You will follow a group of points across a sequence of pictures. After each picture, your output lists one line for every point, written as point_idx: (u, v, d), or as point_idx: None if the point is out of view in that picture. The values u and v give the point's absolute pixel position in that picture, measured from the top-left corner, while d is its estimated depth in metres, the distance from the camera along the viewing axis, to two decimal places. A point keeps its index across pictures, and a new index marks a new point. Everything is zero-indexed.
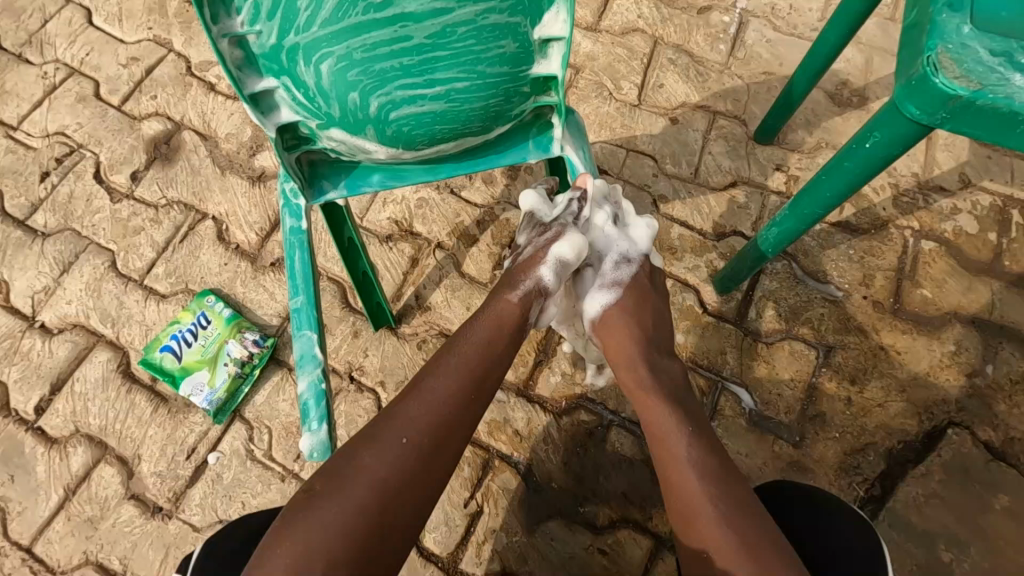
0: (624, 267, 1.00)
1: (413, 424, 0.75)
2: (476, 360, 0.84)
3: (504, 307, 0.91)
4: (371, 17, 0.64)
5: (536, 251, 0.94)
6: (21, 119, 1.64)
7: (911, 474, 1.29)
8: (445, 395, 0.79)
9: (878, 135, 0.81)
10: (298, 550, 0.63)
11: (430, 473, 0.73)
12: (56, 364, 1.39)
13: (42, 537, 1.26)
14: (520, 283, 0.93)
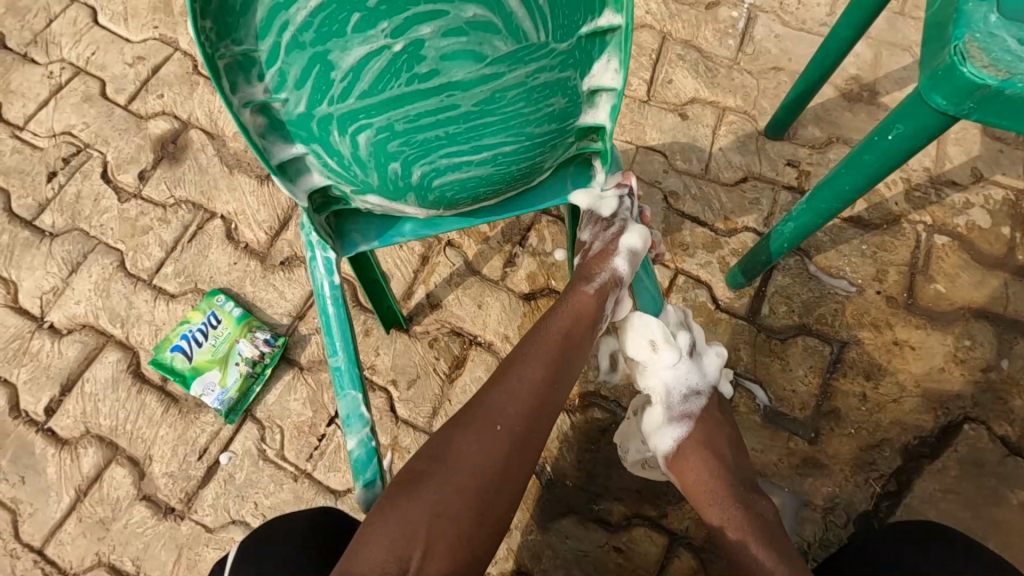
0: (694, 400, 1.05)
1: (503, 412, 0.83)
2: (557, 348, 0.89)
3: (582, 299, 0.92)
4: (416, 86, 0.64)
5: (605, 247, 0.93)
6: (27, 119, 1.63)
7: (927, 469, 1.29)
8: (530, 387, 0.85)
9: (901, 127, 0.80)
10: (409, 524, 0.74)
11: (520, 462, 0.82)
12: (65, 364, 1.38)
13: (54, 539, 1.25)
14: (596, 276, 0.93)
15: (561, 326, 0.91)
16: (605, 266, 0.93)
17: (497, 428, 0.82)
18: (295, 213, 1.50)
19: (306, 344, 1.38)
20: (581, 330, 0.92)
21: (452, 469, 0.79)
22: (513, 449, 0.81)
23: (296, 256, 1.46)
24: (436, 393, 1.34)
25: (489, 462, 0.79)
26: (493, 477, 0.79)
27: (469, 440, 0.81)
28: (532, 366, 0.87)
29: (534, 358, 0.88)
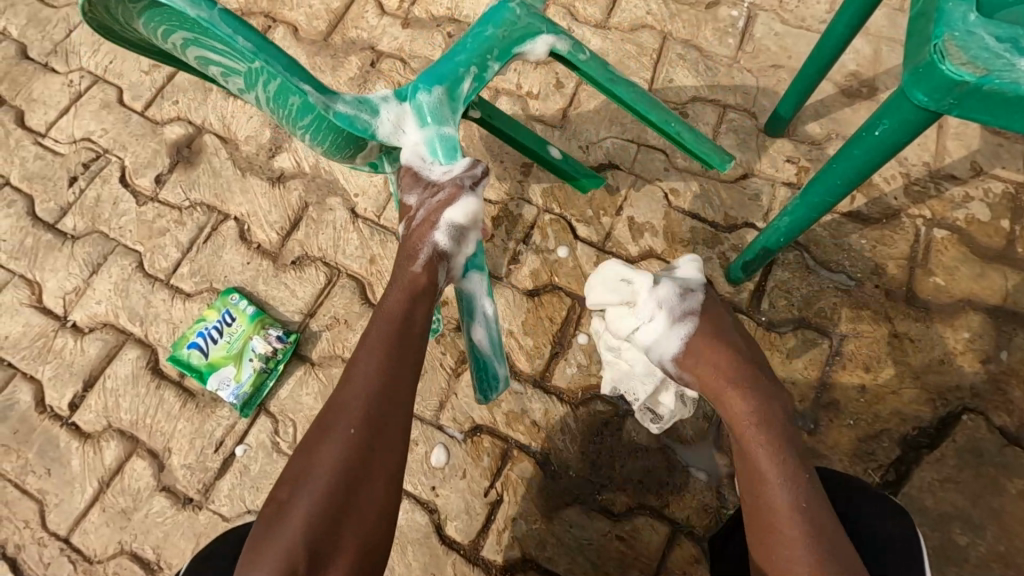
0: (690, 297, 1.06)
1: (350, 412, 0.86)
2: (391, 333, 0.93)
3: (413, 274, 0.97)
4: (239, 90, 0.87)
5: (428, 216, 0.97)
6: (49, 126, 1.69)
7: (926, 459, 1.30)
8: (373, 374, 0.89)
9: (887, 122, 0.83)
10: (280, 555, 0.76)
11: (376, 452, 0.85)
12: (88, 362, 1.43)
13: (78, 528, 1.30)
14: (419, 252, 0.98)
15: (392, 311, 0.95)
16: (424, 242, 0.98)
17: (349, 430, 0.85)
18: (305, 214, 1.55)
19: (317, 340, 1.43)
20: (411, 308, 0.96)
21: (312, 484, 0.81)
22: (367, 443, 0.84)
23: (307, 255, 1.51)
24: (442, 387, 1.38)
25: (347, 461, 0.83)
26: (354, 474, 0.82)
27: (327, 450, 0.84)
28: (369, 356, 0.91)
29: (371, 349, 0.92)
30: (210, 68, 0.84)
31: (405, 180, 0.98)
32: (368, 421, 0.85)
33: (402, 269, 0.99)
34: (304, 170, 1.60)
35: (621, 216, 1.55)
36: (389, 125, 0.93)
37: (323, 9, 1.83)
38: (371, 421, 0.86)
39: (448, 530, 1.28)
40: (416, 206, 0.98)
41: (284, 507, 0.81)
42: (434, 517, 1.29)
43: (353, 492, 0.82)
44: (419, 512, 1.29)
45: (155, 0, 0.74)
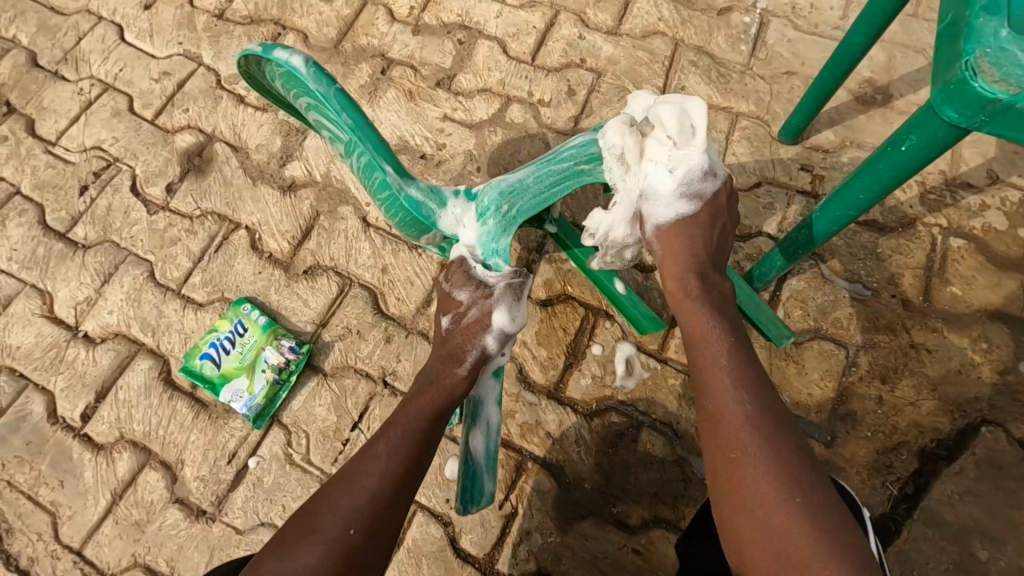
0: (710, 181, 1.06)
1: (353, 511, 0.84)
2: (411, 438, 0.95)
3: (450, 379, 1.05)
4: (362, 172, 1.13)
5: (480, 318, 1.09)
6: (59, 135, 1.69)
7: (945, 472, 1.29)
8: (382, 475, 0.89)
9: (915, 138, 0.82)
10: None
11: (366, 561, 0.82)
12: (100, 372, 1.43)
13: (92, 540, 1.30)
14: (466, 355, 1.08)
15: (419, 409, 1.00)
16: (473, 344, 1.08)
17: (348, 531, 0.82)
18: (317, 223, 1.54)
19: (330, 351, 1.42)
20: (436, 413, 1.01)
21: None
22: (364, 548, 0.82)
23: (318, 264, 1.50)
24: None
25: (337, 563, 0.79)
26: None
27: (320, 539, 0.80)
28: (392, 449, 0.92)
29: (391, 443, 0.93)
30: (324, 131, 1.06)
31: (457, 277, 1.11)
32: (375, 519, 0.84)
33: (444, 367, 1.06)
34: (315, 179, 1.59)
35: None
36: (451, 217, 1.10)
37: (333, 15, 1.82)
38: (378, 522, 0.85)
39: (463, 543, 1.27)
40: (468, 303, 1.10)
41: None
42: (449, 530, 1.28)
43: None
44: (434, 525, 1.29)
45: (292, 74, 0.98)
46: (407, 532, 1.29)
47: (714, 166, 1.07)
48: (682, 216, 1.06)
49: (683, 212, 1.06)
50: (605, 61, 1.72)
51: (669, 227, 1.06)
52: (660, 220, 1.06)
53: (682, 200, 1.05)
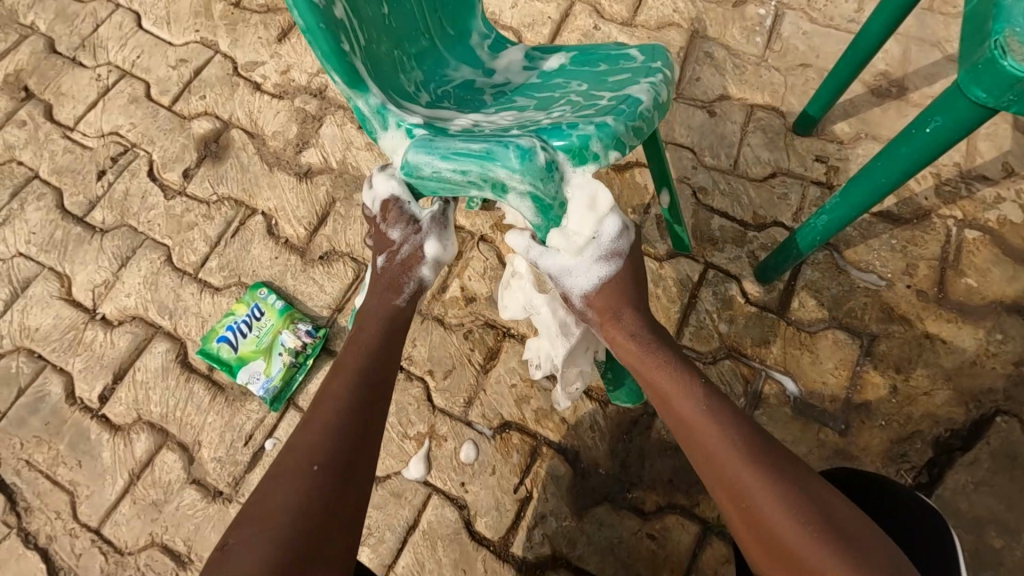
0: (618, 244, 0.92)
1: (313, 449, 0.78)
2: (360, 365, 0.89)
3: (391, 305, 0.97)
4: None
5: (414, 251, 0.98)
6: (77, 120, 1.70)
7: (959, 461, 1.29)
8: (335, 408, 0.83)
9: (940, 120, 0.83)
10: None
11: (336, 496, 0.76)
12: (118, 354, 1.44)
13: (109, 519, 1.31)
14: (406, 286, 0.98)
15: (371, 343, 0.93)
16: (412, 276, 0.98)
17: (315, 467, 0.77)
18: (333, 209, 1.55)
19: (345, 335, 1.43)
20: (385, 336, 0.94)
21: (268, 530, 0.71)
22: (333, 488, 0.76)
23: (334, 250, 1.51)
24: (471, 383, 1.38)
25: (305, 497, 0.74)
26: (330, 517, 0.74)
27: (285, 491, 0.74)
28: (342, 385, 0.86)
29: (343, 380, 0.87)
30: None
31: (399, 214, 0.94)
32: (341, 456, 0.78)
33: (381, 299, 0.97)
34: (331, 166, 1.60)
35: (649, 214, 1.55)
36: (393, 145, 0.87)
37: None
38: (346, 448, 0.80)
39: (477, 527, 1.28)
40: (399, 241, 0.97)
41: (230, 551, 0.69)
42: (464, 513, 1.29)
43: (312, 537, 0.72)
44: (449, 508, 1.29)
45: None
46: (423, 515, 1.30)
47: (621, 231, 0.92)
48: (601, 280, 0.92)
49: (604, 274, 0.92)
50: None
51: (596, 292, 0.93)
52: (585, 289, 0.93)
53: (599, 261, 0.92)
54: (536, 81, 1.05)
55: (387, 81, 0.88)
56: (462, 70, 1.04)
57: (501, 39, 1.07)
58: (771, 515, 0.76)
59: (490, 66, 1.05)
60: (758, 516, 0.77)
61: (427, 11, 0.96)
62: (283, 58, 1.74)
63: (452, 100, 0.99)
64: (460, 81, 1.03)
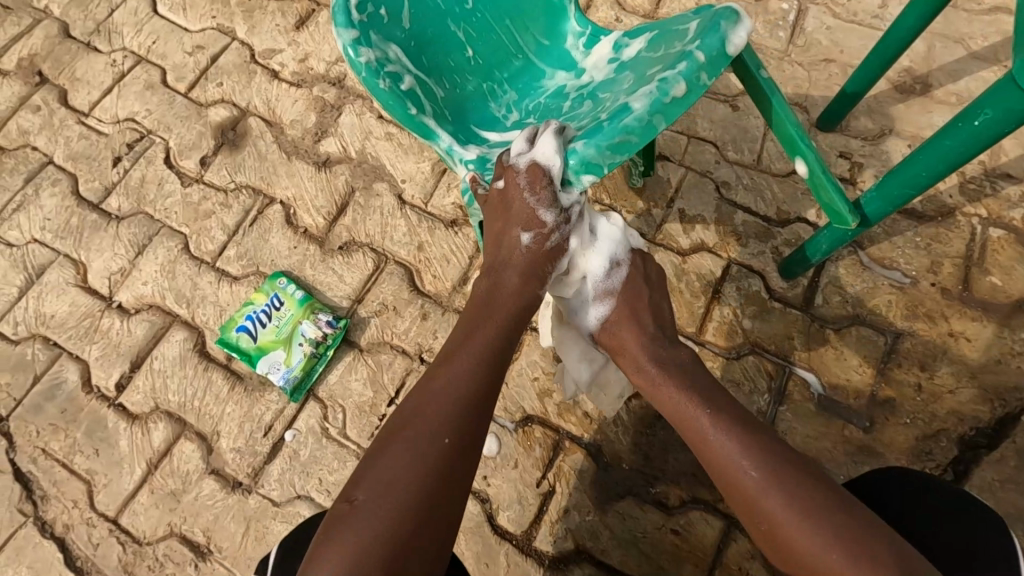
0: (614, 273, 1.04)
1: (439, 426, 0.84)
2: (488, 354, 0.93)
3: (527, 297, 0.99)
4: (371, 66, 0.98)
5: (560, 241, 0.99)
6: (92, 106, 1.68)
7: (985, 459, 1.29)
8: (459, 392, 0.88)
9: (989, 112, 0.84)
10: (352, 551, 0.73)
11: (452, 474, 0.81)
12: (135, 343, 1.42)
13: (127, 509, 1.29)
14: (548, 274, 1.00)
15: (495, 331, 0.96)
16: (554, 266, 1.00)
17: (445, 441, 0.83)
18: (352, 199, 1.53)
19: (365, 326, 1.41)
20: (512, 325, 0.98)
21: (391, 493, 0.78)
22: (454, 461, 0.82)
23: (354, 241, 1.50)
24: None
25: (429, 471, 0.80)
26: (446, 492, 0.80)
27: (414, 458, 0.80)
28: (468, 369, 0.91)
29: (466, 364, 0.91)
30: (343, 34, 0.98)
31: (545, 196, 0.94)
32: (467, 437, 0.84)
33: (507, 276, 0.99)
34: (351, 155, 1.58)
35: (672, 209, 1.54)
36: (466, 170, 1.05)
37: None
38: (467, 433, 0.85)
39: (499, 520, 1.27)
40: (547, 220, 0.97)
41: (356, 508, 0.77)
42: (486, 506, 1.28)
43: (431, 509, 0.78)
44: (471, 501, 1.29)
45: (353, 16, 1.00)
46: None
47: (615, 258, 1.04)
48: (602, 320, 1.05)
49: (603, 312, 1.05)
50: None
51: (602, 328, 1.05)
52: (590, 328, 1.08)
53: (598, 299, 1.05)
54: (616, 71, 1.08)
55: (470, 115, 1.09)
56: (558, 76, 1.14)
57: (597, 32, 1.13)
58: (772, 519, 0.79)
59: (581, 65, 1.13)
60: (772, 529, 0.79)
61: (513, 38, 1.13)
62: (301, 46, 1.72)
63: (539, 111, 1.11)
64: (553, 87, 1.14)
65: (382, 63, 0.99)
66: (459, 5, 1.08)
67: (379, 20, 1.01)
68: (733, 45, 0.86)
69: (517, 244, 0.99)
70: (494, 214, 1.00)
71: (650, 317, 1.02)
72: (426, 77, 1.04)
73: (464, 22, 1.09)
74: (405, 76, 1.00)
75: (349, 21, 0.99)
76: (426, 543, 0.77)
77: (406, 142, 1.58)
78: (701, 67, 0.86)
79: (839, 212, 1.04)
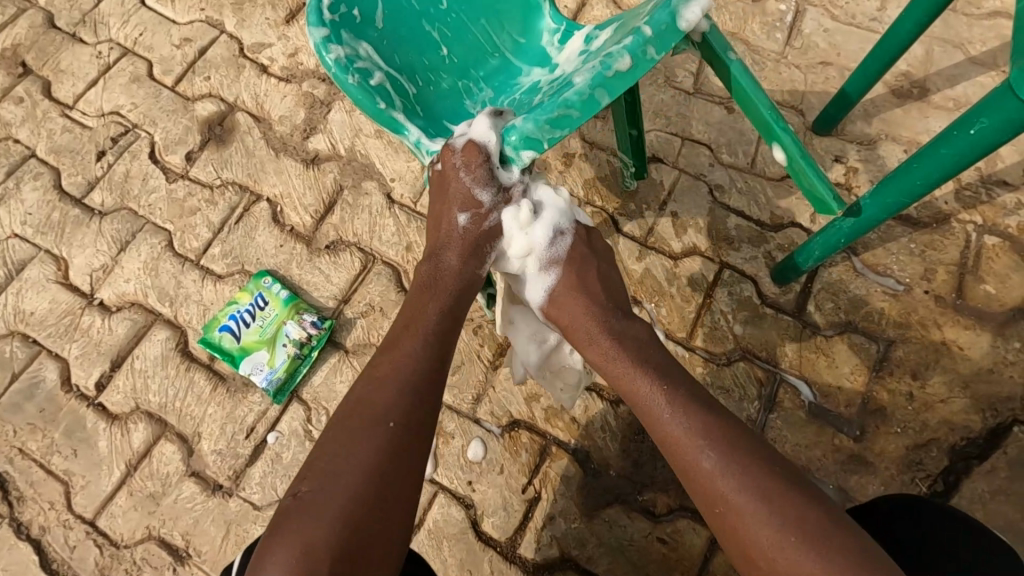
0: (560, 241, 1.02)
1: (389, 407, 0.83)
2: (431, 333, 0.92)
3: (469, 273, 0.98)
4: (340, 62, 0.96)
5: (495, 222, 1.00)
6: (77, 99, 1.65)
7: (977, 470, 1.27)
8: (405, 373, 0.87)
9: (987, 120, 0.82)
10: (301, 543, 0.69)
11: (404, 455, 0.79)
12: (116, 341, 1.40)
13: (105, 511, 1.27)
14: (490, 254, 1.00)
15: (436, 311, 0.94)
16: (496, 248, 1.00)
17: (391, 423, 0.81)
18: (340, 197, 1.51)
19: (352, 327, 1.39)
20: (457, 305, 0.97)
21: (341, 480, 0.75)
22: (406, 443, 0.80)
23: (341, 240, 1.47)
24: (480, 379, 1.35)
25: (381, 456, 0.78)
26: (397, 474, 0.78)
27: (364, 445, 0.78)
28: (413, 349, 0.90)
29: (410, 345, 0.90)
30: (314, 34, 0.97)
31: (481, 173, 0.96)
32: (413, 414, 0.83)
33: (445, 260, 0.99)
34: (339, 153, 1.55)
35: (665, 211, 1.52)
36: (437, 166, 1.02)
37: None
38: (417, 412, 0.84)
39: (484, 527, 1.25)
40: (488, 204, 0.99)
41: (304, 500, 0.74)
42: (471, 512, 1.26)
43: (385, 493, 0.76)
44: (456, 506, 1.27)
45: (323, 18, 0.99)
46: (429, 513, 1.27)
47: (558, 224, 1.02)
48: (549, 292, 1.01)
49: (550, 282, 1.01)
50: None
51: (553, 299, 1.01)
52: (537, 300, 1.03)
53: (543, 271, 1.01)
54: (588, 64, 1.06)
55: (445, 111, 1.07)
56: (534, 72, 1.12)
57: (572, 28, 1.12)
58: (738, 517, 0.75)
59: (555, 60, 1.12)
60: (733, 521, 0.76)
61: (489, 38, 1.12)
62: (291, 40, 1.69)
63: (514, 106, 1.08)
64: (529, 83, 1.11)
65: (353, 60, 0.96)
66: (433, 7, 1.08)
67: (352, 20, 1.01)
68: (685, 20, 0.87)
69: (456, 225, 1.00)
70: (435, 197, 1.01)
71: (599, 287, 1.00)
72: (398, 74, 1.03)
73: (439, 23, 1.09)
74: (376, 72, 0.98)
75: (321, 20, 0.97)
76: (383, 529, 0.74)
77: (396, 140, 1.56)
78: (649, 41, 0.87)
79: (824, 201, 1.00)
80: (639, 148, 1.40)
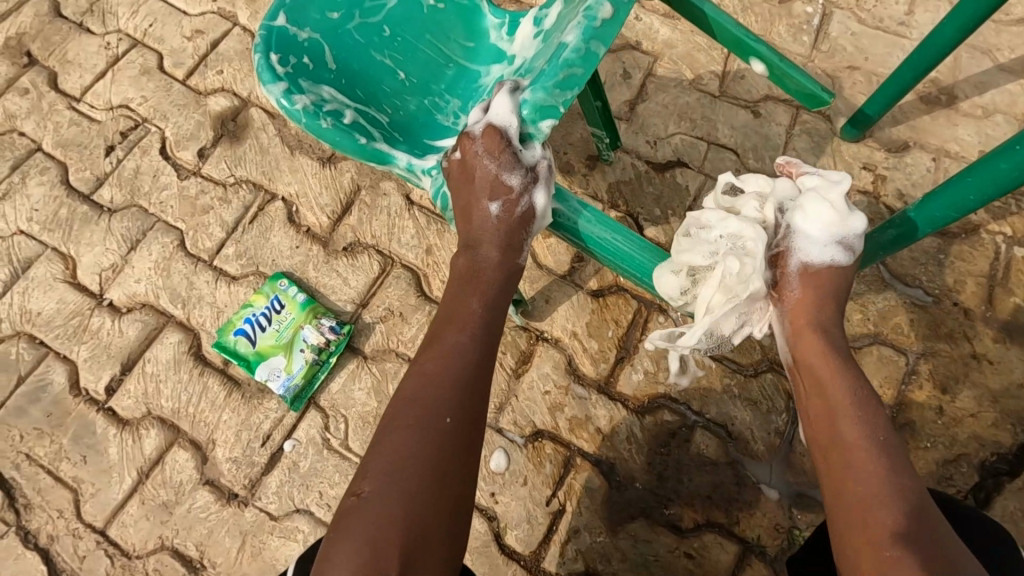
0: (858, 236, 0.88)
1: (441, 405, 0.77)
2: (476, 324, 0.85)
3: (505, 262, 0.88)
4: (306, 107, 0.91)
5: (524, 209, 0.86)
6: (84, 91, 1.59)
7: (1007, 487, 1.26)
8: (454, 368, 0.81)
9: None
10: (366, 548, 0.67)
11: (460, 453, 0.75)
12: (126, 344, 1.35)
13: (116, 520, 1.23)
14: (525, 246, 0.88)
15: (477, 302, 0.86)
16: (529, 236, 0.87)
17: (444, 420, 0.76)
18: (357, 197, 1.47)
19: (370, 332, 1.35)
20: (501, 296, 0.88)
21: (399, 482, 0.71)
22: (461, 439, 0.76)
23: (359, 242, 1.43)
24: (502, 388, 1.33)
25: (436, 455, 0.74)
26: (455, 471, 0.74)
27: (420, 444, 0.74)
28: (462, 342, 0.83)
29: (456, 338, 0.83)
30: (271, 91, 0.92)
31: (505, 159, 0.84)
32: (467, 409, 0.78)
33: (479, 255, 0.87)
34: None
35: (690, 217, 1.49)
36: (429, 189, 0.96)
37: None
38: (467, 407, 0.78)
39: (508, 540, 1.23)
40: (516, 190, 0.85)
41: (363, 501, 0.71)
42: (494, 524, 1.24)
43: (444, 490, 0.72)
44: (478, 519, 1.24)
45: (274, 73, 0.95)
46: None
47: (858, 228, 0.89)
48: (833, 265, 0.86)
49: (837, 258, 0.86)
50: (661, 44, 1.66)
51: (820, 271, 0.87)
52: (809, 261, 0.87)
53: (834, 245, 0.86)
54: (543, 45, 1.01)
55: (422, 130, 1.03)
56: (494, 71, 1.08)
57: (515, 19, 1.08)
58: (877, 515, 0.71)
59: (509, 53, 1.07)
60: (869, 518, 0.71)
61: (439, 50, 1.09)
62: None
63: None
64: (493, 83, 1.06)
65: (320, 105, 0.92)
66: (377, 36, 1.06)
67: (304, 68, 0.97)
68: None
69: (488, 217, 0.86)
70: (456, 189, 0.88)
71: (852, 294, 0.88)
72: (366, 107, 0.98)
73: (388, 49, 1.06)
74: (346, 111, 0.94)
75: (274, 75, 0.93)
76: (441, 527, 0.71)
77: None
78: None
79: (813, 95, 1.03)
80: (608, 118, 1.37)
